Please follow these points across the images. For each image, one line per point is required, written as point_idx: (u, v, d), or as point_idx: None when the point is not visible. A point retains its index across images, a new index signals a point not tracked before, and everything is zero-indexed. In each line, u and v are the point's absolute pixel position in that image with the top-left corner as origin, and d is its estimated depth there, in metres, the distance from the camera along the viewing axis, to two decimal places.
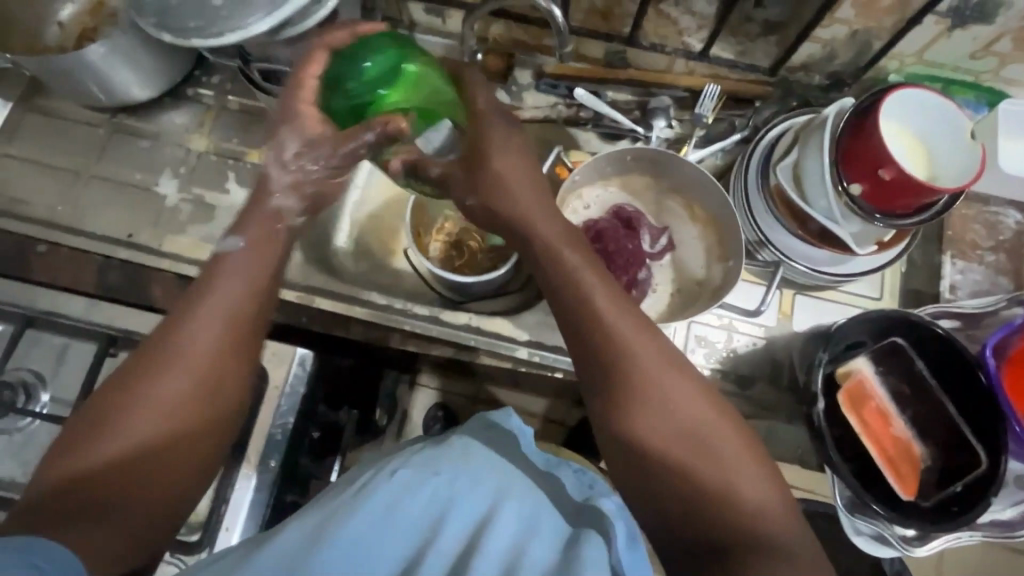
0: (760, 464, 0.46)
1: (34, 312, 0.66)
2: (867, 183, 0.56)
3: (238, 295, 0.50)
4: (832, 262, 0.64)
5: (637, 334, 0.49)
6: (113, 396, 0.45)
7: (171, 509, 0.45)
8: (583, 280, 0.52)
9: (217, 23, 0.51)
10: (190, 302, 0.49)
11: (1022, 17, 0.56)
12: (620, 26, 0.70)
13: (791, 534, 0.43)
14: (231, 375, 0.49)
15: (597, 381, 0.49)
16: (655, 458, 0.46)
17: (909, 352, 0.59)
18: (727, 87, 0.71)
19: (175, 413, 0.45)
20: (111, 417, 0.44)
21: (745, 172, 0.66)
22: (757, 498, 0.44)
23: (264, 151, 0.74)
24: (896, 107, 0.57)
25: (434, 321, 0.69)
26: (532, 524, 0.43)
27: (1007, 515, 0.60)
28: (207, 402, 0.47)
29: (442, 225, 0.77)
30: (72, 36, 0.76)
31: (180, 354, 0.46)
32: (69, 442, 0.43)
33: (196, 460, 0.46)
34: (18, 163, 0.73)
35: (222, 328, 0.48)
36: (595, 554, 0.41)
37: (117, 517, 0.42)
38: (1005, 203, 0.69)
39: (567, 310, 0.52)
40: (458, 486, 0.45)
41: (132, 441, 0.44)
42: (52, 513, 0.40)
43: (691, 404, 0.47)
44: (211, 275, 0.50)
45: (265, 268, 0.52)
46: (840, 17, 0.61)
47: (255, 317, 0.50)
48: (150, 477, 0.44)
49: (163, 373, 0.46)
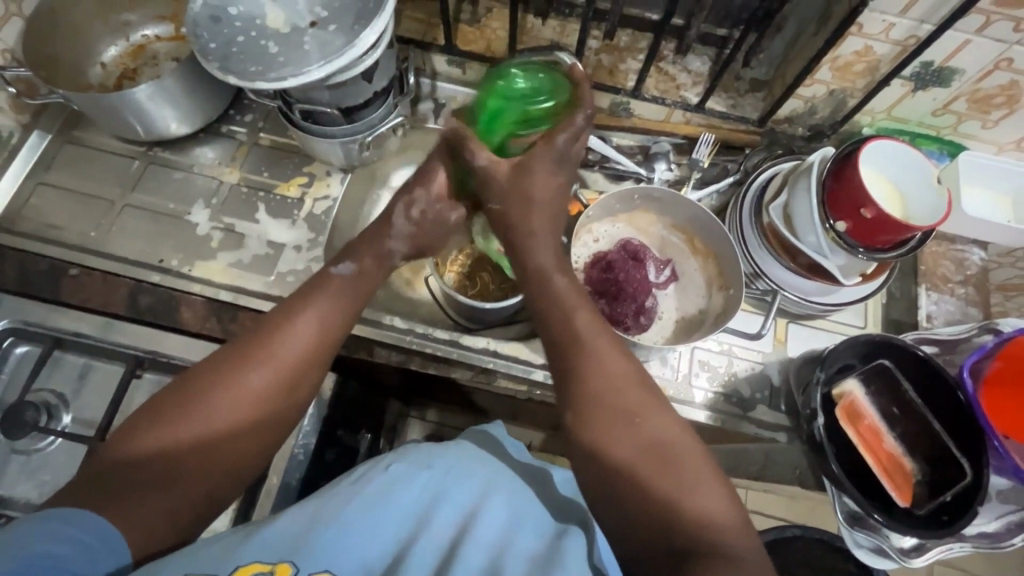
0: (721, 486, 0.46)
1: (63, 333, 0.69)
2: (851, 221, 0.63)
3: (315, 319, 0.55)
4: (822, 294, 0.70)
5: (611, 351, 0.52)
6: (185, 387, 0.50)
7: (208, 505, 0.49)
8: (563, 294, 0.55)
9: (274, 67, 0.59)
10: (274, 320, 0.54)
11: (974, 81, 0.65)
12: (625, 80, 0.79)
13: (741, 543, 0.44)
14: (292, 391, 0.53)
15: (569, 395, 0.51)
16: (621, 472, 0.47)
17: (896, 373, 0.65)
18: (720, 135, 0.78)
19: (234, 416, 0.50)
20: (183, 407, 0.49)
21: (739, 211, 0.73)
22: (717, 518, 0.44)
23: (293, 185, 0.79)
24: (872, 156, 0.65)
25: (454, 344, 0.74)
26: (513, 520, 0.48)
27: (991, 527, 0.64)
28: (265, 411, 0.51)
29: (457, 257, 0.81)
30: (113, 76, 0.81)
31: (255, 363, 0.52)
32: (140, 423, 0.48)
33: (243, 463, 0.50)
34: (54, 191, 0.76)
35: (297, 349, 0.53)
36: (575, 548, 0.46)
37: (162, 501, 0.46)
38: (969, 242, 0.77)
39: (550, 326, 0.54)
40: (454, 478, 0.50)
41: (190, 433, 0.48)
42: (110, 485, 0.45)
43: (661, 426, 0.48)
44: (296, 298, 0.56)
45: (342, 299, 0.57)
46: (820, 78, 0.70)
47: (326, 343, 0.55)
48: (198, 469, 0.48)
49: (238, 376, 0.51)
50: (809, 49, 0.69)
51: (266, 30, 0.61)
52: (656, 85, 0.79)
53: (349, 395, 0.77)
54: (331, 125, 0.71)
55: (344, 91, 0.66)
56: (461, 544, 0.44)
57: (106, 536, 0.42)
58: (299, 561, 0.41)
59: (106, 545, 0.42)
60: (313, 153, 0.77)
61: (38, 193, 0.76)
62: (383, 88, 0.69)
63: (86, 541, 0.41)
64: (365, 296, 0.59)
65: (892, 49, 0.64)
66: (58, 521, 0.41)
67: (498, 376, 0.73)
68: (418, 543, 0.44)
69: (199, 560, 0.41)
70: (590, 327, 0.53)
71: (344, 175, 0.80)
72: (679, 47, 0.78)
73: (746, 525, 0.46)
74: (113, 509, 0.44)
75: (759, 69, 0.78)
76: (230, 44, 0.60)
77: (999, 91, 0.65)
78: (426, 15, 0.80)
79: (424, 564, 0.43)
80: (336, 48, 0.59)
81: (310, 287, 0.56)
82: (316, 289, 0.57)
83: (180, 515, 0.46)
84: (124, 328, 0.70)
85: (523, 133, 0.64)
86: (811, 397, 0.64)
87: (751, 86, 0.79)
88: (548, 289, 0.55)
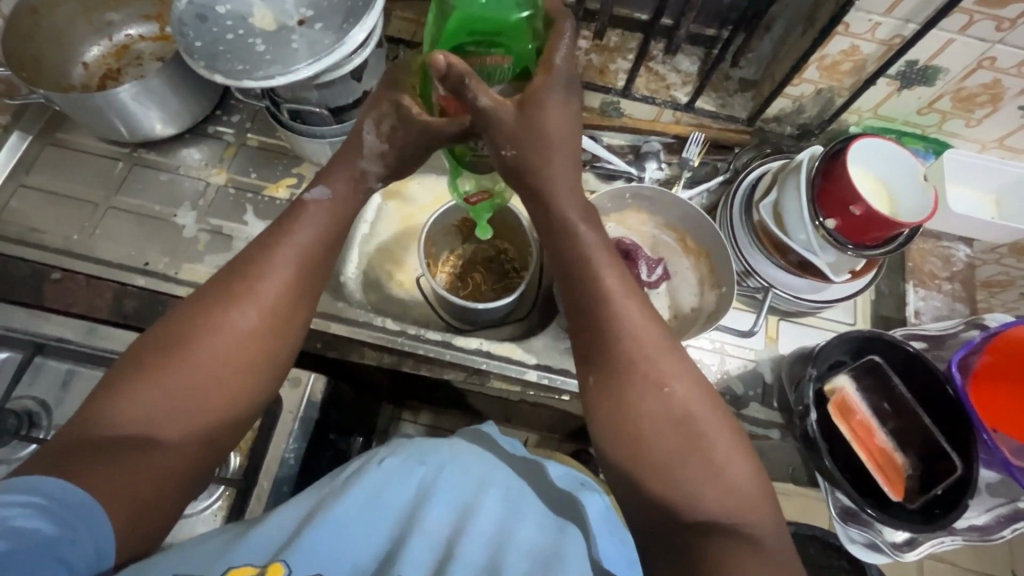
0: (746, 462, 0.46)
1: (46, 338, 0.67)
2: (840, 219, 0.63)
3: (295, 258, 0.54)
4: (812, 291, 0.71)
5: (638, 311, 0.51)
6: (165, 340, 0.49)
7: (197, 460, 0.47)
8: (592, 253, 0.53)
9: (262, 66, 0.58)
10: (257, 260, 0.53)
11: (958, 80, 0.66)
12: (615, 80, 0.78)
13: (760, 513, 0.45)
14: (280, 334, 0.52)
15: (596, 359, 0.51)
16: (640, 441, 0.47)
17: (887, 368, 0.65)
18: (710, 135, 0.79)
19: (222, 361, 0.49)
20: (164, 359, 0.47)
21: (730, 209, 0.74)
22: (739, 487, 0.45)
23: (281, 186, 0.78)
24: (860, 155, 0.65)
25: (447, 345, 0.72)
26: (511, 514, 0.47)
27: (983, 520, 0.65)
28: (256, 354, 0.51)
29: (448, 258, 0.81)
30: (96, 76, 0.79)
31: (239, 306, 0.51)
32: (119, 383, 0.46)
33: (233, 410, 0.49)
34: (35, 194, 0.75)
35: (281, 288, 0.53)
36: (575, 545, 0.46)
37: (150, 458, 0.44)
38: (955, 239, 0.78)
39: (576, 283, 0.53)
40: (449, 472, 0.49)
41: (176, 384, 0.47)
42: (98, 444, 0.43)
43: (686, 400, 0.48)
44: (275, 236, 0.55)
45: (328, 243, 0.56)
46: (808, 77, 0.71)
47: (308, 284, 0.55)
48: (192, 420, 0.47)
49: (222, 322, 0.50)
50: (797, 48, 0.69)
51: (254, 29, 0.61)
52: (647, 85, 0.79)
53: (340, 397, 0.76)
54: (321, 126, 0.69)
55: (333, 90, 0.66)
56: (456, 544, 0.43)
57: (91, 517, 0.40)
58: (290, 560, 0.40)
59: (88, 527, 0.40)
60: (302, 154, 0.76)
61: (18, 195, 0.75)
62: (372, 88, 0.68)
63: (68, 522, 0.39)
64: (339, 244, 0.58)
65: (878, 48, 0.65)
66: (39, 495, 0.39)
67: (491, 378, 0.73)
68: (413, 540, 0.43)
69: (189, 560, 0.40)
70: (620, 289, 0.52)
71: None
72: (669, 47, 0.78)
73: (770, 502, 0.46)
74: (92, 475, 0.42)
75: (748, 69, 0.78)
76: (217, 43, 0.59)
77: (982, 89, 0.66)
78: (415, 14, 0.79)
79: (420, 562, 0.42)
80: (325, 47, 0.58)
81: (289, 222, 0.55)
82: (290, 229, 0.55)
83: (176, 472, 0.45)
84: (110, 333, 0.68)
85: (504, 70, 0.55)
86: (803, 393, 0.64)
87: (739, 86, 0.79)
88: (575, 246, 0.54)
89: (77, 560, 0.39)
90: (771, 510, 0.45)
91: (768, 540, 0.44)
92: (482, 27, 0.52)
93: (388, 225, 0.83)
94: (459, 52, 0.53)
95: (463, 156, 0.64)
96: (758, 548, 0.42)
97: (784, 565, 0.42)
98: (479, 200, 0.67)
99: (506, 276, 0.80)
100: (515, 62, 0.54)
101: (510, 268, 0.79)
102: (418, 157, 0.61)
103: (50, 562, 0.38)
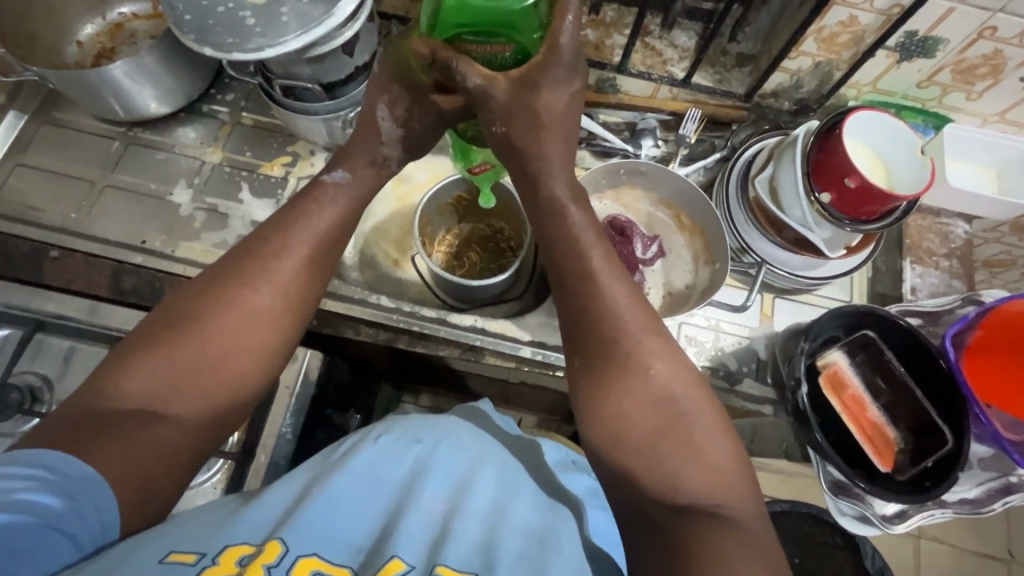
0: (729, 443, 0.47)
1: (45, 315, 0.67)
2: (836, 192, 0.63)
3: (301, 238, 0.54)
4: (808, 268, 0.70)
5: (625, 294, 0.51)
6: (176, 318, 0.49)
7: (203, 439, 0.47)
8: (575, 234, 0.53)
9: (252, 39, 0.57)
10: (266, 240, 0.54)
11: (958, 51, 0.65)
12: (611, 55, 0.77)
13: (742, 500, 0.44)
14: (290, 318, 0.53)
15: (580, 342, 0.51)
16: (627, 422, 0.47)
17: (881, 344, 0.65)
18: (707, 111, 0.78)
19: (233, 343, 0.49)
20: (175, 337, 0.48)
21: (725, 187, 0.73)
22: (725, 473, 0.45)
23: (276, 164, 0.78)
24: (857, 127, 0.65)
25: (442, 322, 0.73)
26: (506, 494, 0.47)
27: (973, 494, 0.66)
28: (267, 334, 0.51)
29: (444, 237, 0.81)
30: (90, 54, 0.79)
31: (249, 288, 0.51)
32: (129, 358, 0.47)
33: (241, 392, 0.50)
34: (33, 173, 0.75)
35: (294, 271, 0.53)
36: (568, 528, 0.47)
37: (156, 435, 0.44)
38: (954, 215, 0.77)
39: (561, 265, 0.53)
40: (446, 449, 0.49)
41: (185, 362, 0.47)
42: (107, 417, 0.44)
43: (669, 379, 0.48)
44: (288, 219, 0.55)
45: (335, 222, 0.56)
46: (805, 50, 0.70)
47: (320, 268, 0.55)
48: (199, 399, 0.47)
49: (232, 303, 0.50)
50: (794, 20, 0.68)
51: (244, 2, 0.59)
52: (643, 60, 0.77)
53: (336, 374, 0.77)
54: (314, 102, 0.70)
55: (326, 65, 0.65)
56: (452, 520, 0.43)
57: (95, 491, 0.40)
58: (287, 538, 0.39)
59: (92, 500, 0.40)
60: (296, 131, 0.76)
61: (16, 174, 0.75)
62: (364, 63, 0.68)
63: (72, 494, 0.39)
64: (346, 225, 0.58)
65: (877, 18, 0.64)
66: (42, 467, 0.39)
67: (485, 354, 0.73)
68: (408, 515, 0.43)
69: (185, 536, 0.40)
70: (606, 272, 0.52)
71: (328, 154, 0.79)
72: (665, 22, 0.76)
73: (753, 488, 0.46)
74: (98, 448, 0.42)
75: (746, 44, 0.77)
76: (208, 16, 0.59)
77: (983, 60, 0.65)
78: None
79: (415, 538, 0.41)
80: (314, 19, 0.57)
81: (297, 204, 0.56)
82: (291, 212, 0.56)
83: (178, 451, 0.45)
84: (110, 310, 0.69)
85: (502, 57, 0.54)
86: (796, 367, 0.65)
87: (737, 61, 0.78)
88: (562, 225, 0.54)
89: (81, 534, 0.40)
90: (754, 498, 0.45)
91: (752, 530, 0.43)
92: (477, 21, 0.50)
93: (383, 204, 0.83)
94: (455, 41, 0.53)
95: (466, 133, 0.66)
96: (742, 539, 0.41)
97: (765, 548, 0.42)
98: (483, 171, 0.69)
99: (502, 254, 0.80)
100: (515, 52, 0.54)
101: (505, 246, 0.79)
102: (411, 132, 0.61)
103: (54, 536, 0.38)
